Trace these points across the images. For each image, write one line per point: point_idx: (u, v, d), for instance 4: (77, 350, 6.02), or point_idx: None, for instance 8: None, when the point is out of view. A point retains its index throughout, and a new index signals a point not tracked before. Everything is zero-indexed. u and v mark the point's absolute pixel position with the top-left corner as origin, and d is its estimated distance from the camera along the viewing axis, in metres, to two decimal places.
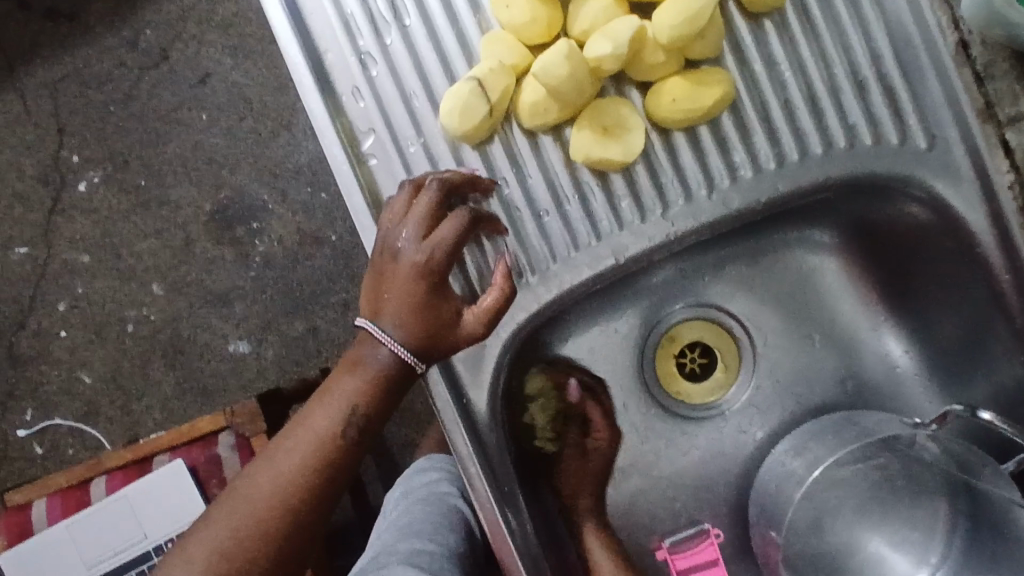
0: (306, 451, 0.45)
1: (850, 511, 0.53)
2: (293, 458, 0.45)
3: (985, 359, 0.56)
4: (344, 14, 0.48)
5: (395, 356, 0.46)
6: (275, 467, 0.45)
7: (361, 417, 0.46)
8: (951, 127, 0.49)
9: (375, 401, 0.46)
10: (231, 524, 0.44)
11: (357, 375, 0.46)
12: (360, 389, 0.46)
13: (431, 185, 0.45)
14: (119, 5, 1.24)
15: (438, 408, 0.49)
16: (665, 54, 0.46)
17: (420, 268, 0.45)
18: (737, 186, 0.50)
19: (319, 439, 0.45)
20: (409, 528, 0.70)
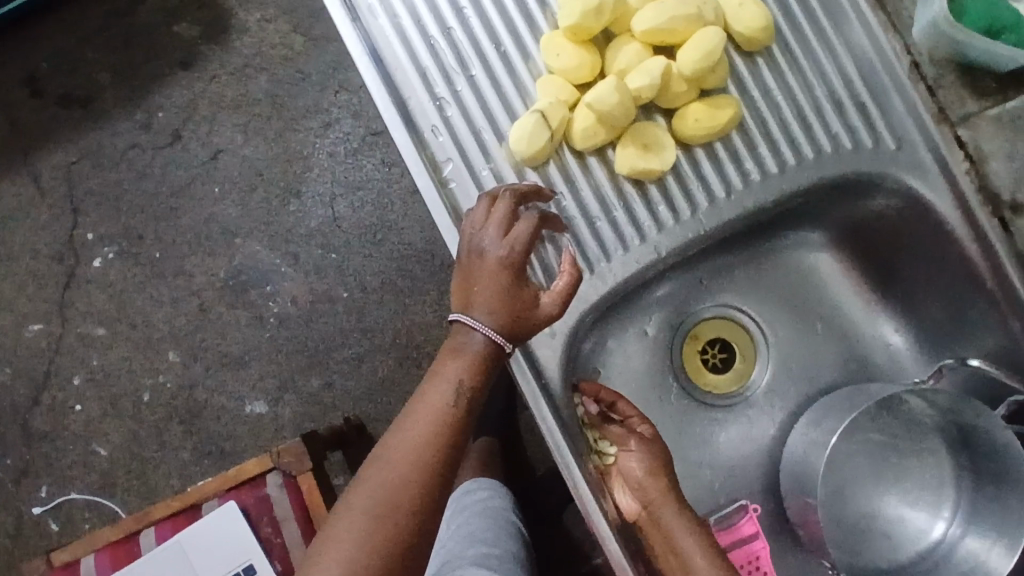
0: (425, 428, 0.52)
1: (870, 481, 0.71)
2: (415, 436, 0.52)
3: (968, 325, 0.66)
4: (421, 69, 0.59)
5: (488, 339, 0.53)
6: (399, 449, 0.52)
7: (468, 390, 0.53)
8: (914, 132, 0.61)
9: (477, 378, 0.54)
10: (371, 503, 0.50)
11: (459, 357, 0.54)
12: (463, 368, 0.53)
13: (506, 195, 0.55)
14: (131, 90, 1.30)
15: (520, 381, 0.58)
16: (687, 85, 0.58)
17: (506, 261, 0.53)
18: (749, 188, 0.61)
19: (433, 416, 0.53)
20: (473, 534, 0.76)
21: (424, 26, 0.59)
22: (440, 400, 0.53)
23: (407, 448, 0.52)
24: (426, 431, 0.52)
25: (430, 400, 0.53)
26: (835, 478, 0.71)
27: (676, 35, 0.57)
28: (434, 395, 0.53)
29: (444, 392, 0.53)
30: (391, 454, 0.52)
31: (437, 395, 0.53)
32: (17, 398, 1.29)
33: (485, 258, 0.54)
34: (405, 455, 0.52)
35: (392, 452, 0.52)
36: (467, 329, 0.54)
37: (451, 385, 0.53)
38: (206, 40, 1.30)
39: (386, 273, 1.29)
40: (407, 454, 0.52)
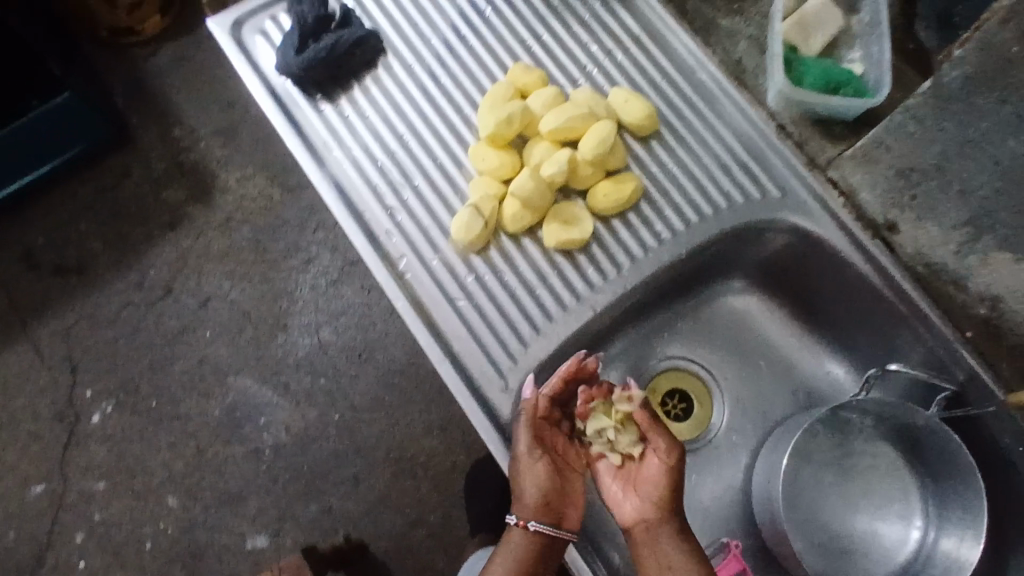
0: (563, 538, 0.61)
1: (839, 500, 0.76)
2: (539, 530, 0.60)
3: (886, 337, 0.73)
4: (372, 186, 0.70)
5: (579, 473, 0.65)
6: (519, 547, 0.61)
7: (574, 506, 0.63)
8: (793, 180, 0.72)
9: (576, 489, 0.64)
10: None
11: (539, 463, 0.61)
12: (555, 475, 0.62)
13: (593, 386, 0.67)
14: (124, 254, 1.42)
15: (485, 438, 0.63)
16: (593, 167, 0.69)
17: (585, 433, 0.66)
18: (663, 245, 0.71)
19: (548, 524, 0.61)
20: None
21: (372, 151, 0.71)
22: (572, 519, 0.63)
23: (518, 542, 0.60)
24: (543, 545, 0.61)
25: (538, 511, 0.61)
26: (806, 504, 0.75)
27: (577, 130, 0.69)
28: (536, 508, 0.61)
29: (553, 495, 0.61)
30: (514, 547, 0.61)
31: (550, 502, 0.61)
32: (17, 564, 1.29)
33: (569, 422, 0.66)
34: (535, 550, 0.60)
35: (516, 543, 0.60)
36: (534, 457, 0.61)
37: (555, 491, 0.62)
38: (190, 201, 1.44)
39: (374, 390, 1.35)
40: (535, 552, 0.60)
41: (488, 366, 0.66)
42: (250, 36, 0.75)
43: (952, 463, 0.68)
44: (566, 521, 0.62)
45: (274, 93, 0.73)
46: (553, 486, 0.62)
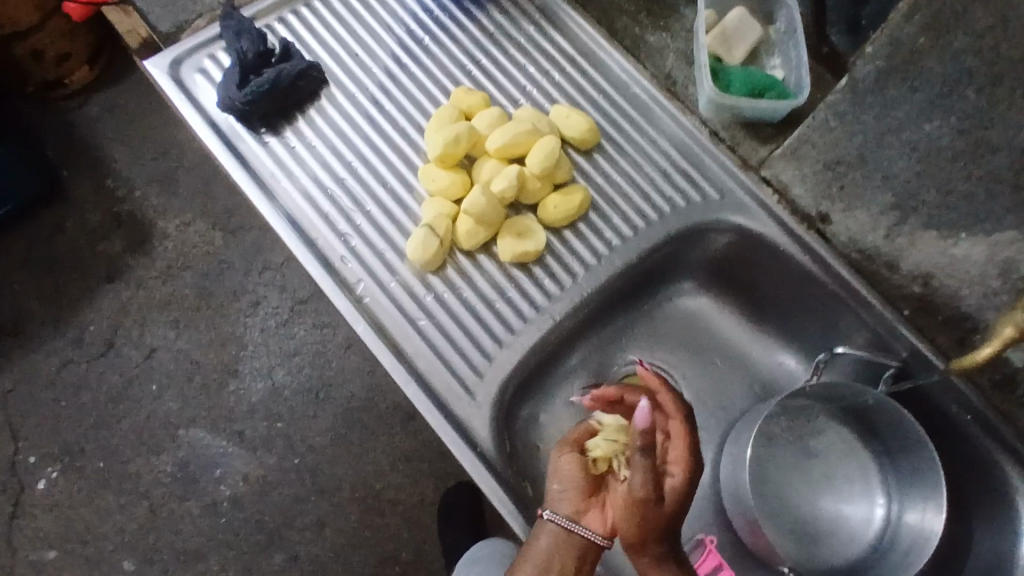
0: (583, 534, 0.58)
1: (803, 483, 0.78)
2: (553, 518, 0.58)
3: (830, 324, 0.76)
4: (324, 214, 0.70)
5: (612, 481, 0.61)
6: (542, 545, 0.59)
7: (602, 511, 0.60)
8: (730, 181, 0.76)
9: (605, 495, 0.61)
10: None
11: (569, 458, 0.62)
12: (584, 471, 0.61)
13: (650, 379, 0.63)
14: (61, 312, 1.37)
15: (458, 453, 0.62)
16: (541, 181, 0.71)
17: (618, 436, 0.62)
18: (615, 251, 0.73)
19: (565, 516, 0.59)
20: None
21: (322, 180, 0.71)
22: (599, 523, 0.59)
23: (540, 538, 0.59)
24: (560, 539, 0.58)
25: (559, 504, 0.60)
26: (772, 492, 0.78)
27: (523, 146, 0.71)
28: (560, 499, 0.60)
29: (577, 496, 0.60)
30: (538, 546, 0.59)
31: (572, 494, 0.60)
32: None
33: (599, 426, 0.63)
34: (554, 545, 0.58)
35: (539, 540, 0.59)
36: (565, 452, 0.62)
37: (579, 485, 0.60)
38: (129, 252, 1.40)
39: (334, 429, 1.32)
40: (554, 547, 0.58)
41: (454, 382, 0.66)
42: (189, 74, 0.75)
43: (902, 437, 0.72)
44: (587, 519, 0.59)
45: (218, 129, 0.72)
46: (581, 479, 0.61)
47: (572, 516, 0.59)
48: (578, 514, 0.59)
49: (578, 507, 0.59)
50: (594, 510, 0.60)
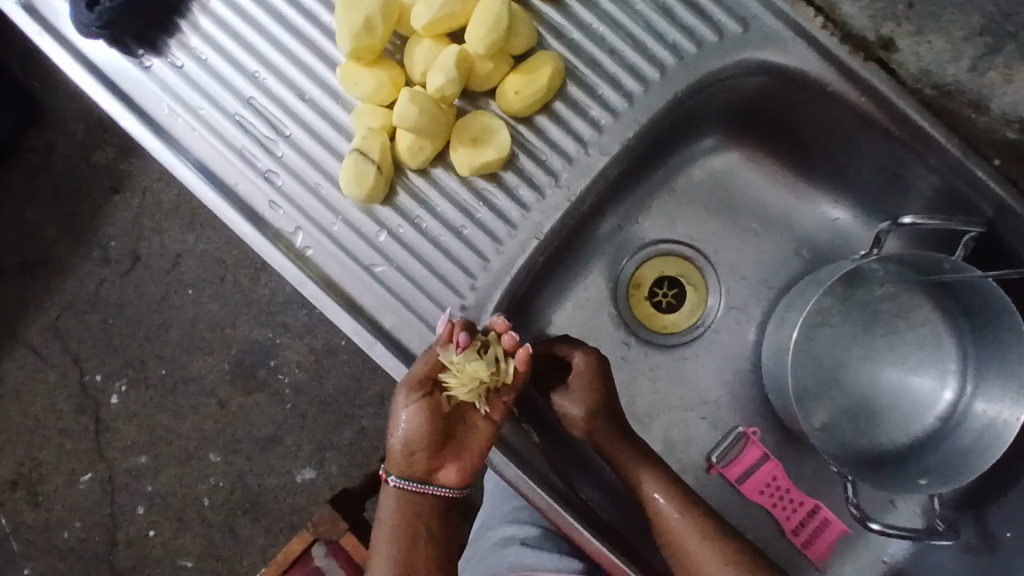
0: (438, 495, 0.55)
1: (866, 362, 0.65)
2: (401, 484, 0.54)
3: (899, 173, 0.59)
4: (239, 150, 0.57)
5: (468, 422, 0.54)
6: (391, 508, 0.55)
7: (466, 458, 0.54)
8: (752, 4, 0.56)
9: (463, 440, 0.53)
10: (390, 569, 0.54)
11: (414, 407, 0.52)
12: (431, 420, 0.52)
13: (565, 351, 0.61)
14: (79, 233, 1.32)
15: None
16: (492, 61, 0.54)
17: (468, 372, 0.52)
18: (606, 134, 0.57)
19: (415, 481, 0.54)
20: (492, 529, 0.66)
21: (228, 107, 0.57)
22: (455, 474, 0.54)
23: (388, 504, 0.55)
24: (412, 502, 0.54)
25: (407, 462, 0.54)
26: (827, 373, 0.66)
27: (460, 16, 0.53)
28: (405, 459, 0.54)
29: (427, 454, 0.53)
30: (387, 509, 0.55)
31: (418, 455, 0.53)
32: (96, 547, 1.32)
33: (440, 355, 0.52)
34: (408, 510, 0.54)
35: (387, 505, 0.55)
36: (405, 400, 0.52)
37: (426, 443, 0.53)
38: (124, 159, 1.31)
39: None
40: (406, 514, 0.54)
41: (428, 332, 0.56)
42: None
43: (995, 312, 0.59)
44: (442, 477, 0.54)
45: (90, 63, 0.58)
46: (427, 434, 0.52)
47: (422, 477, 0.54)
48: (429, 471, 0.54)
49: (429, 466, 0.54)
50: (450, 462, 0.54)
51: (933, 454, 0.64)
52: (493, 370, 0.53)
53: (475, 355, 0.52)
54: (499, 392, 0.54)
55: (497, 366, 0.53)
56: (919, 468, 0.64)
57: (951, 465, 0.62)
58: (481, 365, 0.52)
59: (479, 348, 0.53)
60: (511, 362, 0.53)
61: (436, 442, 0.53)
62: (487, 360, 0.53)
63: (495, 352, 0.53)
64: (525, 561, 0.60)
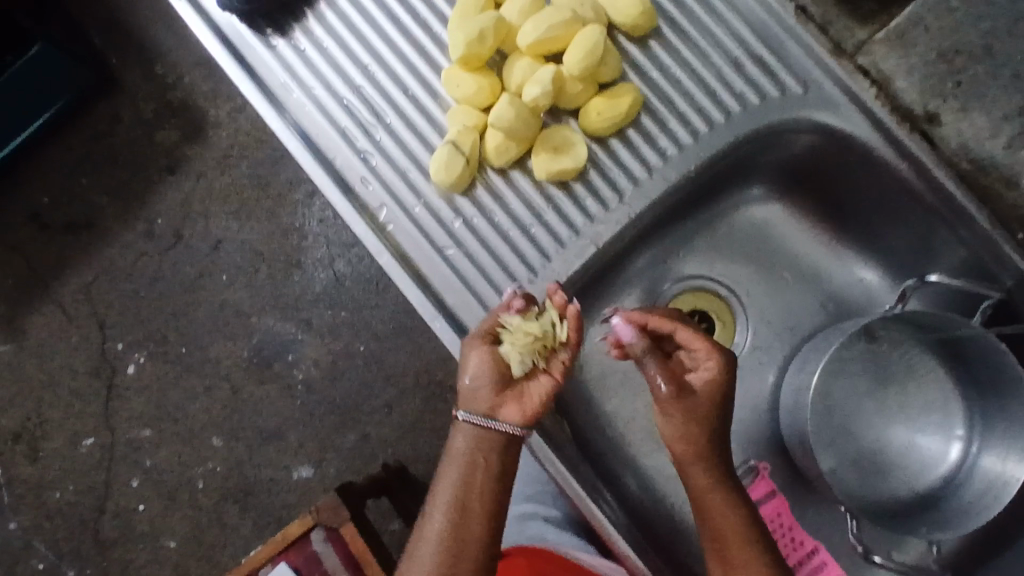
0: (499, 432, 0.55)
1: (873, 415, 0.71)
2: (467, 419, 0.55)
3: (928, 240, 0.65)
4: (341, 128, 0.63)
5: (530, 372, 0.57)
6: (459, 444, 0.56)
7: (528, 401, 0.56)
8: (815, 71, 0.63)
9: (526, 386, 0.56)
10: (453, 495, 0.54)
11: (478, 352, 0.56)
12: (493, 365, 0.55)
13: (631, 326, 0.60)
14: (129, 204, 1.37)
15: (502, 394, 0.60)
16: (582, 83, 0.61)
17: (522, 330, 0.55)
18: (670, 164, 0.63)
19: (479, 416, 0.55)
20: (518, 506, 0.74)
21: (337, 90, 0.64)
22: (516, 415, 0.56)
23: (460, 437, 0.56)
24: (481, 436, 0.55)
25: (472, 402, 0.56)
26: (836, 419, 0.71)
27: (560, 41, 0.60)
28: (469, 400, 0.56)
29: (491, 393, 0.55)
30: (456, 445, 0.56)
31: (482, 393, 0.55)
32: (83, 512, 1.32)
33: (502, 313, 0.56)
34: (473, 446, 0.55)
35: (456, 440, 0.56)
36: (472, 345, 0.56)
37: (491, 381, 0.56)
38: (185, 142, 1.37)
39: (395, 318, 1.33)
40: (475, 447, 0.55)
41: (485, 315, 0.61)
42: None
43: (1001, 377, 0.62)
44: (503, 416, 0.55)
45: (221, 34, 0.64)
46: (491, 374, 0.55)
47: (485, 414, 0.55)
48: (493, 411, 0.55)
49: (491, 405, 0.55)
50: (511, 403, 0.56)
51: (937, 509, 0.67)
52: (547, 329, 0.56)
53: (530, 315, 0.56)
54: (555, 351, 0.57)
55: (550, 326, 0.56)
56: (918, 521, 0.67)
57: (947, 518, 0.65)
58: (533, 325, 0.55)
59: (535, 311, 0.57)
60: (566, 323, 0.56)
61: (497, 383, 0.56)
62: (545, 321, 0.56)
63: (551, 315, 0.57)
64: (547, 535, 0.68)
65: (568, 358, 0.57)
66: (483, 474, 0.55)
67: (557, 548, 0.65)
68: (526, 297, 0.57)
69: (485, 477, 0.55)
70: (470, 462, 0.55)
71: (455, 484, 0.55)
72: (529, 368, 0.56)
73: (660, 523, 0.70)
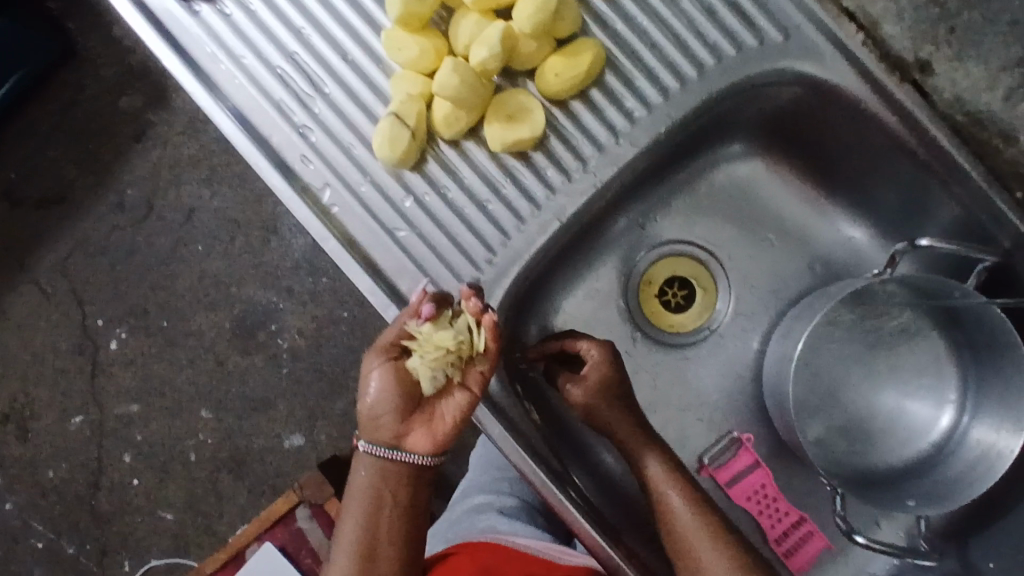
0: (405, 460, 0.54)
1: (863, 382, 0.67)
2: (369, 449, 0.54)
3: (921, 197, 0.60)
4: (276, 102, 0.58)
5: (442, 390, 0.54)
6: (360, 475, 0.56)
7: (437, 426, 0.54)
8: (797, 16, 0.57)
9: (435, 408, 0.54)
10: (358, 531, 0.55)
11: (383, 373, 0.54)
12: (398, 386, 0.53)
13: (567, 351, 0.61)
14: (97, 175, 1.32)
15: None
16: (536, 41, 0.55)
17: (429, 342, 0.53)
18: (638, 126, 0.58)
19: (382, 447, 0.54)
20: (473, 495, 0.74)
21: (270, 59, 0.58)
22: (425, 441, 0.54)
23: (360, 470, 0.56)
24: (382, 469, 0.55)
25: (377, 430, 0.55)
26: (824, 388, 0.67)
27: None
28: (372, 427, 0.55)
29: (395, 419, 0.54)
30: (358, 478, 0.56)
31: (385, 421, 0.54)
32: (79, 489, 1.32)
33: (408, 325, 0.53)
34: (375, 479, 0.55)
35: (358, 471, 0.56)
36: (376, 363, 0.54)
37: (396, 407, 0.53)
38: (149, 108, 1.31)
39: None
40: (376, 481, 0.55)
41: None
42: None
43: (1001, 340, 0.59)
44: (408, 444, 0.54)
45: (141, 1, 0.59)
46: (396, 398, 0.53)
47: (390, 444, 0.54)
48: (397, 439, 0.54)
49: (397, 433, 0.54)
50: (418, 429, 0.54)
51: (929, 477, 0.65)
52: (459, 340, 0.53)
53: (439, 324, 0.53)
54: (472, 361, 0.54)
55: (462, 335, 0.53)
56: (909, 491, 0.64)
57: (940, 490, 0.62)
58: (441, 337, 0.52)
59: (445, 319, 0.54)
60: (482, 332, 0.53)
61: (401, 410, 0.54)
62: (457, 329, 0.53)
63: (464, 323, 0.53)
64: (499, 526, 0.66)
65: (486, 369, 0.54)
66: (389, 506, 0.55)
67: (502, 537, 0.64)
68: (439, 295, 0.55)
69: (389, 511, 0.55)
70: (372, 497, 0.55)
71: (360, 518, 0.55)
72: (441, 384, 0.54)
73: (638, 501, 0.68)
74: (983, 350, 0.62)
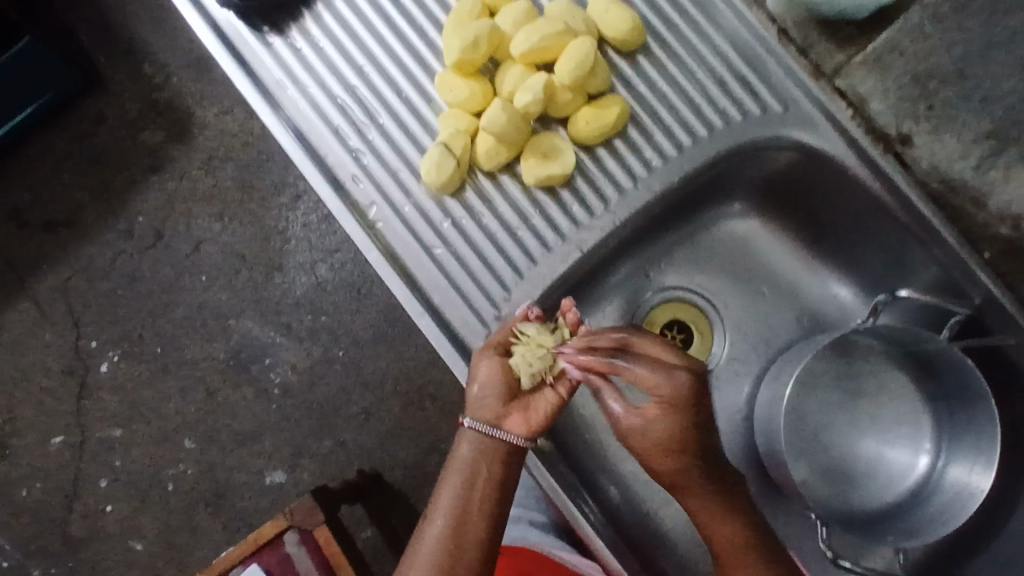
0: (501, 439, 0.58)
1: (846, 426, 0.72)
2: (474, 426, 0.58)
3: (901, 256, 0.68)
4: (334, 126, 0.64)
5: (542, 385, 0.60)
6: (464, 450, 0.59)
7: (534, 415, 0.59)
8: (796, 91, 0.65)
9: (533, 400, 0.60)
10: (453, 502, 0.57)
11: (489, 363, 0.58)
12: (504, 376, 0.58)
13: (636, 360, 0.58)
14: (111, 203, 1.34)
15: None
16: (571, 92, 0.63)
17: (536, 345, 0.59)
18: (654, 173, 0.65)
19: (486, 424, 0.58)
20: None
21: (331, 89, 0.65)
22: (520, 424, 0.59)
23: (464, 445, 0.59)
24: (482, 443, 0.58)
25: (480, 409, 0.59)
26: (810, 427, 0.72)
27: (552, 50, 0.62)
28: (478, 406, 0.59)
29: (500, 402, 0.59)
30: (461, 452, 0.59)
31: (490, 401, 0.59)
32: (51, 511, 1.30)
33: (519, 330, 0.59)
34: (477, 452, 0.58)
35: (461, 446, 0.59)
36: (485, 354, 0.58)
37: (499, 390, 0.58)
38: (171, 143, 1.34)
39: (374, 322, 1.30)
40: (477, 454, 0.58)
41: (470, 315, 0.62)
42: None
43: (968, 386, 0.64)
44: (509, 424, 0.58)
45: (218, 29, 0.65)
46: (502, 383, 0.58)
47: (492, 422, 0.58)
48: (498, 419, 0.58)
49: (498, 414, 0.58)
50: (516, 413, 0.59)
51: (906, 516, 0.69)
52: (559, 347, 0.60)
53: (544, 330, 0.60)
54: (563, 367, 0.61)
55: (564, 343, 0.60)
56: (888, 529, 0.68)
57: (916, 528, 0.66)
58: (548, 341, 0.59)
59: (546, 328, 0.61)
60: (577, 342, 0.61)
61: (504, 394, 0.59)
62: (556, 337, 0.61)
63: (563, 333, 0.61)
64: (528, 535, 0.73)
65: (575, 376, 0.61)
66: (485, 481, 0.58)
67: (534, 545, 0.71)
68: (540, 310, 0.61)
69: (484, 485, 0.57)
70: (472, 471, 0.58)
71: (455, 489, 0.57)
72: (537, 381, 0.60)
73: (634, 528, 0.71)
74: (950, 398, 0.68)
